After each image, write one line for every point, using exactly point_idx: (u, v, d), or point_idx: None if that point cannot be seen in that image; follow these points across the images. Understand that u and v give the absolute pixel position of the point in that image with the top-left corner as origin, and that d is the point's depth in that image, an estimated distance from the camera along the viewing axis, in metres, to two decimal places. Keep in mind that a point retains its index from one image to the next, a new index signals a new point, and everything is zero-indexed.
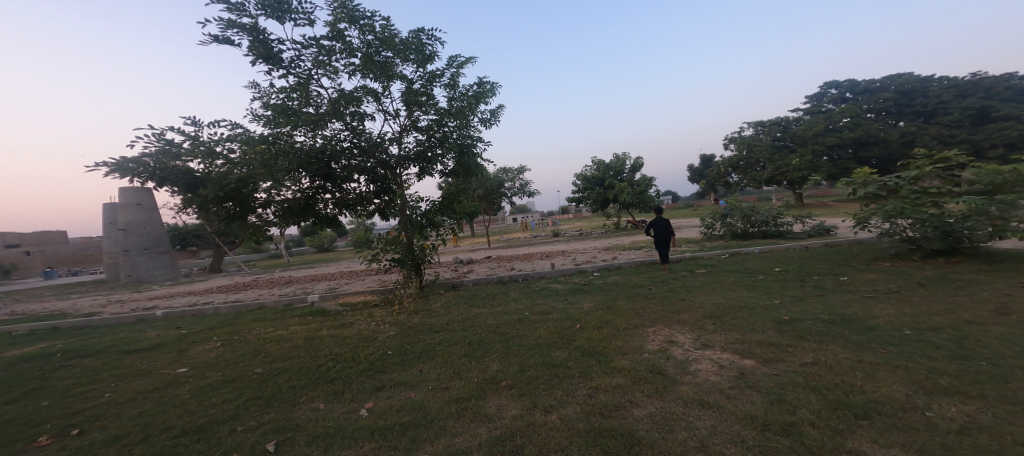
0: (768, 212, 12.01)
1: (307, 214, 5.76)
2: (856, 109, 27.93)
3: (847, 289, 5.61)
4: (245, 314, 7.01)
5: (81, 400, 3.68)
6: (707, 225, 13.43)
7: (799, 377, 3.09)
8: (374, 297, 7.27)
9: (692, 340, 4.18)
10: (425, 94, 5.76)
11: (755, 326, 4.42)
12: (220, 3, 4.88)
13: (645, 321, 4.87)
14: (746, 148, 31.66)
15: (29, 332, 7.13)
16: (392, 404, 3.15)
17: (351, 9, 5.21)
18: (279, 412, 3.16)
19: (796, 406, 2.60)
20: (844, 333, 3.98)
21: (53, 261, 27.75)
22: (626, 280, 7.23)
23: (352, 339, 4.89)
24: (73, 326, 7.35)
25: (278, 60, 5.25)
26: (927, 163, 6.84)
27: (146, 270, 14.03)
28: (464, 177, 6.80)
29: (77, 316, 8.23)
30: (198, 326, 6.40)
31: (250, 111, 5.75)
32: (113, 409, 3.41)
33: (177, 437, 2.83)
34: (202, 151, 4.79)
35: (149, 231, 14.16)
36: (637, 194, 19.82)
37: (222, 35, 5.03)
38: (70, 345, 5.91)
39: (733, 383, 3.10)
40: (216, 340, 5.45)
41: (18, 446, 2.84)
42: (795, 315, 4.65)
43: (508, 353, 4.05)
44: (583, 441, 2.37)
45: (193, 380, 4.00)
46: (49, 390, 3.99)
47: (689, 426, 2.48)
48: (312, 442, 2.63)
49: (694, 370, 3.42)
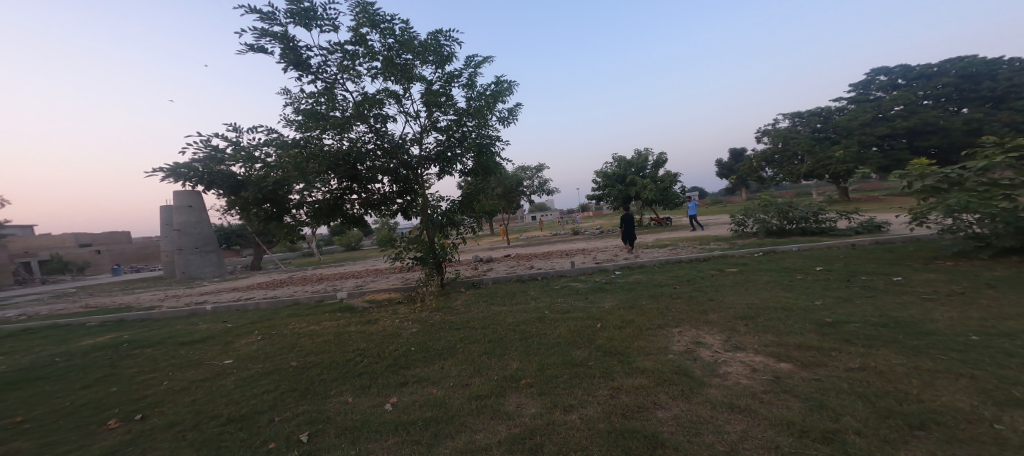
0: (807, 208, 11.33)
1: (336, 214, 6.01)
2: (911, 95, 25.75)
3: (901, 291, 5.19)
4: (281, 309, 7.42)
5: (144, 387, 4.04)
6: (738, 222, 12.85)
7: (843, 382, 2.91)
8: (398, 294, 7.50)
9: (722, 342, 4.02)
10: (444, 95, 5.84)
11: (793, 328, 4.20)
12: (253, 13, 5.13)
13: (669, 321, 4.74)
14: (782, 140, 29.94)
15: (101, 323, 7.93)
16: (414, 399, 3.24)
17: (371, 13, 5.35)
18: (313, 404, 3.32)
19: (840, 413, 2.46)
20: (897, 338, 3.70)
21: (120, 259, 30.62)
22: (649, 279, 7.02)
23: (377, 335, 5.06)
24: (136, 317, 8.09)
25: (307, 66, 5.46)
26: (997, 152, 6.19)
27: (197, 267, 15.11)
28: (483, 176, 6.82)
29: (139, 310, 9.04)
30: (241, 320, 6.83)
31: (283, 116, 6.03)
32: (170, 397, 3.72)
33: (223, 424, 3.06)
34: (243, 156, 5.34)
35: (199, 231, 15.22)
36: (660, 191, 19.27)
37: (256, 44, 5.32)
38: (133, 335, 6.51)
39: (768, 387, 2.96)
40: (257, 334, 5.79)
41: (92, 428, 3.17)
42: (839, 318, 4.37)
43: (528, 352, 4.06)
44: (604, 441, 2.35)
45: (238, 371, 4.30)
46: (116, 377, 4.41)
47: (718, 430, 2.40)
48: (341, 434, 2.76)
49: (723, 373, 3.30)
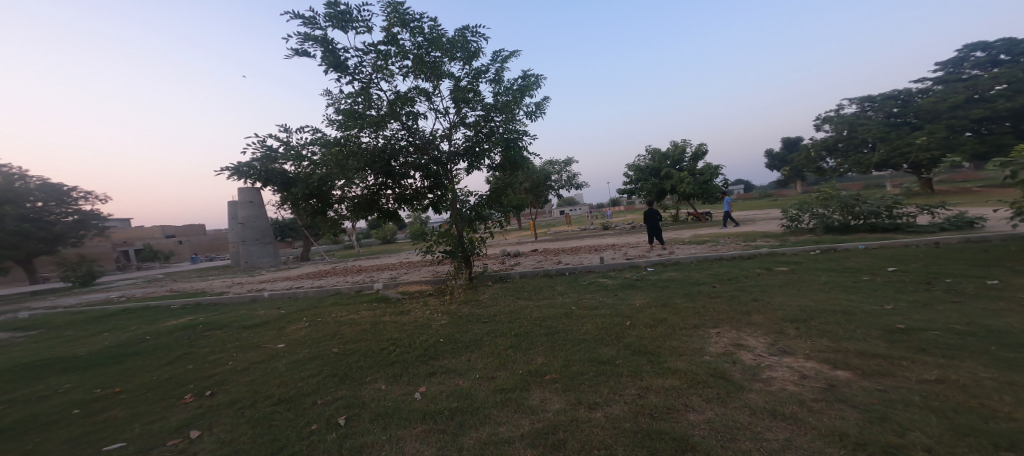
0: (879, 201, 10.29)
1: (373, 209, 6.29)
2: (1017, 72, 22.23)
3: (995, 297, 4.52)
4: (325, 298, 7.94)
5: (213, 365, 4.52)
6: (792, 217, 11.77)
7: (912, 395, 2.60)
8: (429, 287, 7.74)
9: (767, 345, 3.75)
10: (472, 90, 5.89)
11: (854, 334, 3.81)
12: (297, 19, 5.46)
13: (706, 321, 4.50)
14: (848, 127, 27.10)
15: (181, 306, 8.96)
16: (442, 389, 3.35)
17: (402, 13, 5.50)
18: (351, 389, 3.54)
19: (907, 428, 2.20)
20: (987, 349, 3.23)
21: (197, 248, 34.28)
22: (685, 277, 6.70)
23: (409, 326, 5.27)
24: (209, 301, 9.06)
25: (345, 68, 5.73)
26: None
27: (257, 257, 16.56)
28: (511, 171, 6.84)
29: (212, 295, 10.11)
30: (292, 307, 7.40)
31: (325, 116, 6.39)
32: (233, 376, 4.13)
33: (274, 404, 3.34)
34: (292, 155, 5.75)
35: (260, 224, 16.65)
36: (699, 184, 18.19)
37: (301, 49, 5.66)
38: (207, 318, 7.29)
39: (820, 395, 2.71)
40: (305, 320, 6.25)
41: (171, 401, 3.61)
42: (914, 325, 3.89)
43: (554, 347, 4.03)
44: (630, 441, 2.29)
45: (288, 355, 4.67)
46: (193, 355, 4.97)
47: (757, 437, 2.25)
48: (374, 419, 2.91)
49: (766, 378, 3.08)
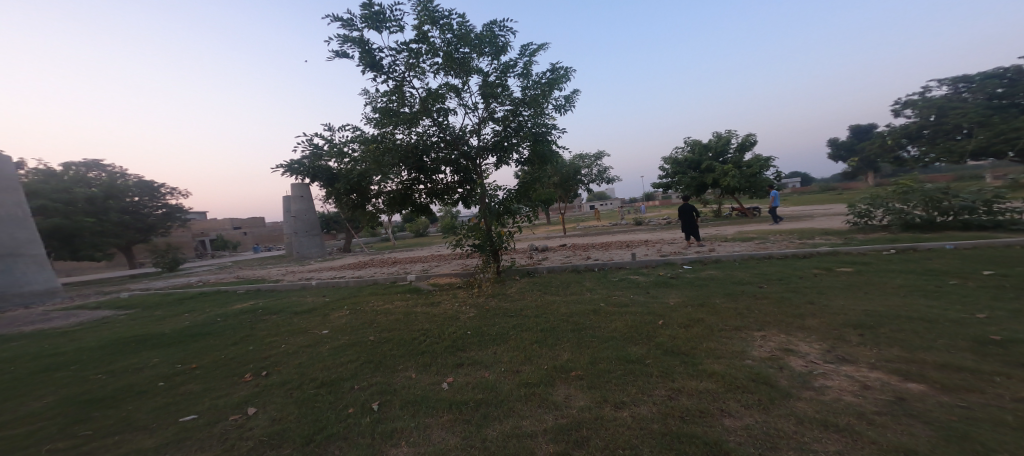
0: (974, 195, 8.93)
1: (406, 204, 6.47)
2: None
3: None
4: (364, 288, 8.34)
5: (267, 348, 4.91)
6: (862, 213, 10.52)
7: (1004, 414, 2.22)
8: (459, 280, 7.86)
9: (821, 351, 3.38)
10: (500, 85, 5.85)
11: (932, 344, 3.33)
12: (336, 22, 5.70)
13: (750, 323, 4.15)
14: (936, 111, 23.72)
15: (246, 292, 9.85)
16: (468, 381, 3.37)
17: (431, 10, 5.56)
18: (384, 376, 3.67)
19: (996, 451, 1.87)
20: None
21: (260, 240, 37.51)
22: (727, 275, 6.24)
23: (440, 317, 5.38)
24: (268, 288, 9.88)
25: (380, 67, 5.91)
26: None
27: (307, 248, 17.81)
28: (539, 165, 6.73)
29: (270, 282, 11.02)
30: (336, 295, 7.85)
31: (364, 115, 6.65)
32: (288, 358, 4.46)
33: (317, 387, 3.55)
34: (334, 152, 6.07)
35: (311, 217, 17.86)
36: (744, 177, 16.90)
37: (340, 51, 5.92)
38: (268, 303, 7.95)
39: (884, 409, 2.39)
40: (346, 309, 6.60)
41: (237, 378, 3.97)
42: (1011, 336, 3.33)
43: (581, 344, 3.92)
44: (656, 443, 2.16)
45: (330, 341, 4.96)
46: (255, 337, 5.44)
47: (803, 448, 2.02)
48: (404, 406, 3.00)
49: (818, 386, 2.77)
